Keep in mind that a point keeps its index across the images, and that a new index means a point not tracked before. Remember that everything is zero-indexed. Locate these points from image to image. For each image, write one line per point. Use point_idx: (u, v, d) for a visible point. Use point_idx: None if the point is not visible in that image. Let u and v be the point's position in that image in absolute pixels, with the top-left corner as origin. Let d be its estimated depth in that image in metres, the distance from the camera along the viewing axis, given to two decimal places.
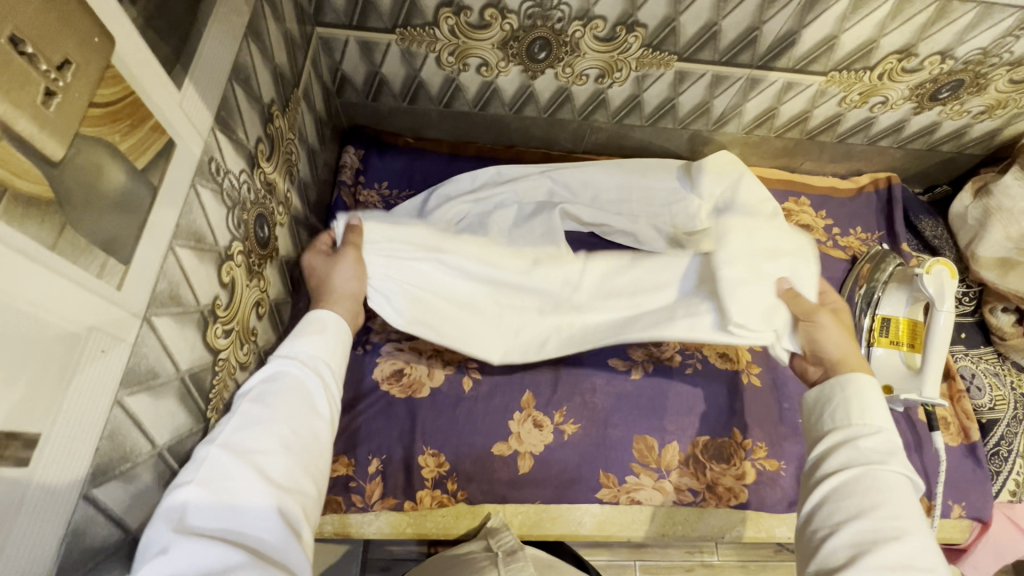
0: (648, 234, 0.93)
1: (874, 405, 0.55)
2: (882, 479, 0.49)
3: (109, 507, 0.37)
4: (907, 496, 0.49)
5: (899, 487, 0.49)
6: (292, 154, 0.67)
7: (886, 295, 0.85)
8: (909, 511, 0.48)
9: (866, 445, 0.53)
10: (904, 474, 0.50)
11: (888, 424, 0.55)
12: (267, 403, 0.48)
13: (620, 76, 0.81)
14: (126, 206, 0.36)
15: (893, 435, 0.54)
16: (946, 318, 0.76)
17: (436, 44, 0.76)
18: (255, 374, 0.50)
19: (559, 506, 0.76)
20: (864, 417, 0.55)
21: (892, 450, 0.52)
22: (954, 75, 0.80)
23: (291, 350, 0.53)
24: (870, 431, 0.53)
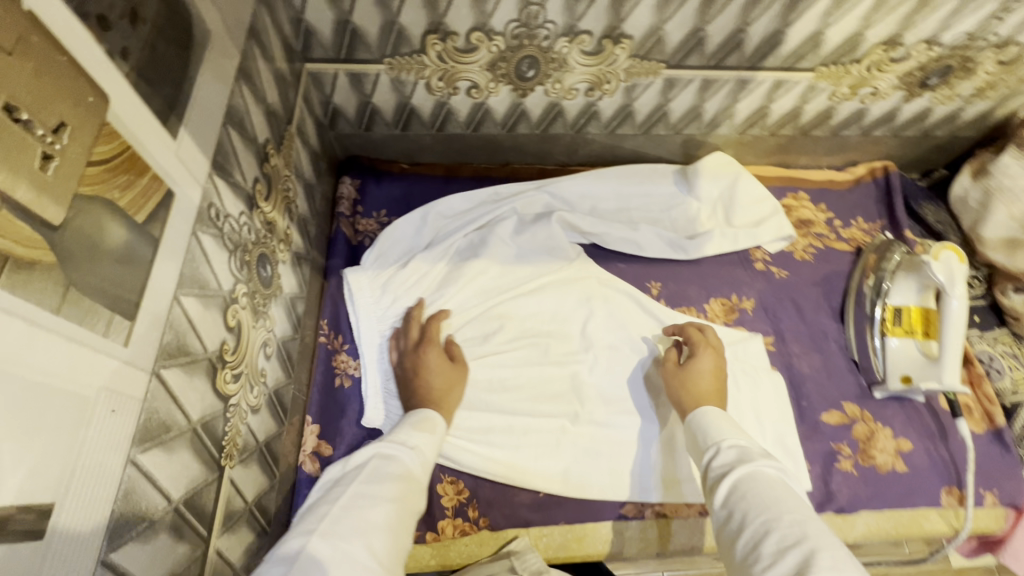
0: (650, 240, 0.92)
1: (712, 423, 0.62)
2: (737, 484, 0.52)
3: (128, 570, 0.36)
4: (769, 483, 0.51)
5: (755, 479, 0.51)
6: (289, 191, 0.67)
7: (891, 281, 0.85)
8: (776, 499, 0.48)
9: (718, 465, 0.56)
10: (755, 465, 0.53)
11: (730, 436, 0.59)
12: (382, 481, 0.52)
13: (610, 88, 0.82)
14: (128, 262, 0.35)
15: (742, 439, 0.58)
16: (960, 307, 0.75)
17: (425, 71, 0.76)
18: (371, 448, 0.56)
19: (584, 525, 0.75)
20: (709, 441, 0.60)
21: (741, 453, 0.56)
22: (942, 60, 0.80)
23: (407, 438, 0.59)
24: (718, 449, 0.58)
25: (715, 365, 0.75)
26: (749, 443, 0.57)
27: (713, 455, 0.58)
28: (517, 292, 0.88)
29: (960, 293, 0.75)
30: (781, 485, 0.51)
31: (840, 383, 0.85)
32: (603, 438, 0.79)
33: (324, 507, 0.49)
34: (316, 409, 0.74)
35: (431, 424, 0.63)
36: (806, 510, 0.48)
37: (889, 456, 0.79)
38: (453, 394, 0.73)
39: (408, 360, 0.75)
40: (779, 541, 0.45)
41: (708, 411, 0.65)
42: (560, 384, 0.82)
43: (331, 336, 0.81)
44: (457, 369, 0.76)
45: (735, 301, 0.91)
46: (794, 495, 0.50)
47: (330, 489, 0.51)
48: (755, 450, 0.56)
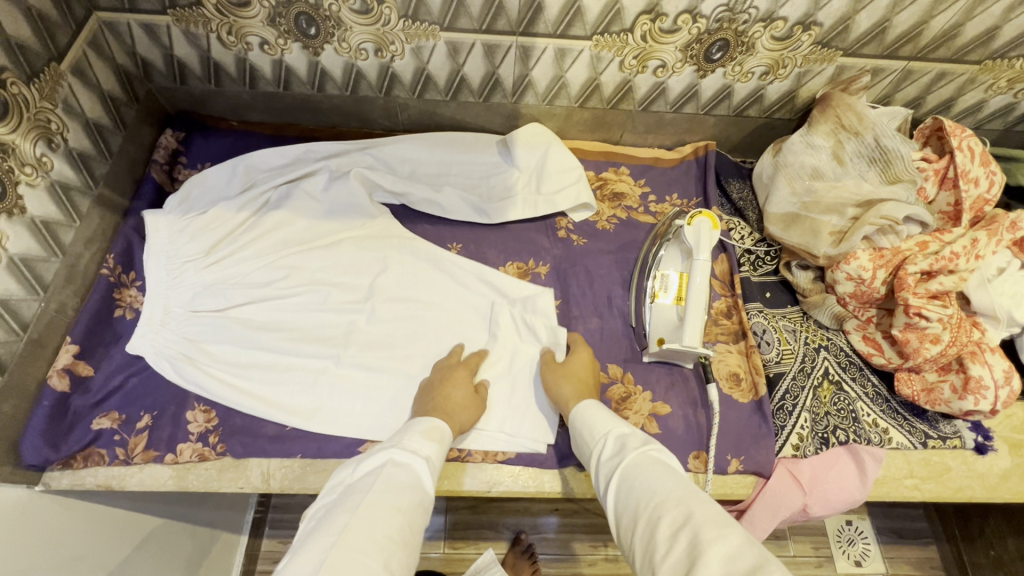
0: (454, 204, 0.96)
1: (594, 419, 0.67)
2: (627, 471, 0.58)
3: None
4: (651, 465, 0.57)
5: (640, 462, 0.58)
6: (49, 123, 0.72)
7: (664, 251, 0.87)
8: (665, 480, 0.54)
9: (608, 458, 0.62)
10: (637, 450, 0.59)
11: (615, 425, 0.65)
12: (396, 492, 0.56)
13: (396, 50, 0.85)
14: None
15: (625, 427, 0.64)
16: (703, 267, 0.78)
17: (210, 23, 0.82)
18: (386, 453, 0.61)
19: (325, 460, 0.78)
20: (597, 438, 0.65)
21: (624, 442, 0.62)
22: (714, 33, 0.82)
23: (417, 447, 0.63)
24: (606, 443, 0.63)
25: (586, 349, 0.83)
26: (631, 430, 0.64)
27: (602, 448, 0.64)
28: (314, 243, 0.92)
29: (705, 254, 0.78)
30: (661, 461, 0.58)
31: (611, 346, 0.87)
32: (362, 380, 0.82)
33: (342, 515, 0.52)
34: (81, 331, 0.78)
35: (437, 434, 0.67)
36: (683, 486, 0.54)
37: (641, 417, 0.81)
38: (462, 416, 0.74)
39: (438, 373, 0.78)
40: (672, 525, 0.50)
41: (588, 406, 0.71)
42: (334, 329, 0.86)
43: (117, 270, 0.84)
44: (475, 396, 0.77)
45: (531, 265, 0.94)
46: (673, 472, 0.56)
47: (348, 496, 0.55)
48: (636, 437, 0.62)
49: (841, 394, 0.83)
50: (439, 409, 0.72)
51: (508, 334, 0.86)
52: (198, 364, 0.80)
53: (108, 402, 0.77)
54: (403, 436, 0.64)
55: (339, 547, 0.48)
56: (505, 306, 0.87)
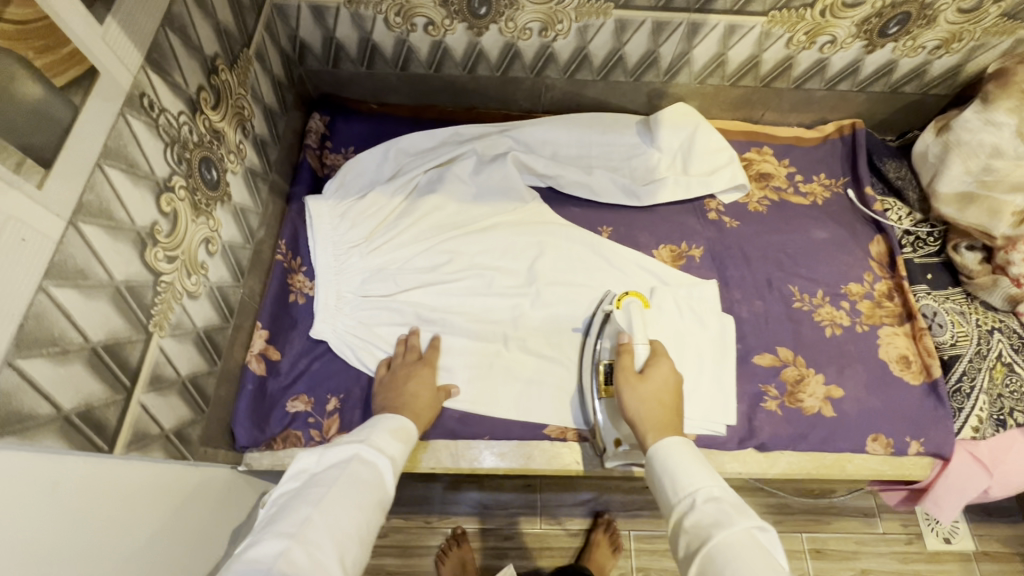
0: (604, 187, 0.95)
1: (677, 464, 0.61)
2: (719, 547, 0.51)
3: (40, 382, 0.42)
4: (748, 555, 0.50)
5: (732, 545, 0.51)
6: (243, 109, 0.72)
7: (604, 340, 0.81)
8: (758, 560, 0.49)
9: (698, 522, 0.55)
10: (728, 530, 0.52)
11: (707, 479, 0.59)
12: (358, 489, 0.55)
13: (563, 28, 0.84)
14: (45, 117, 0.41)
15: (718, 490, 0.58)
16: (643, 350, 0.76)
17: (381, 5, 0.80)
18: (353, 447, 0.59)
19: (510, 442, 0.80)
20: (681, 492, 0.59)
21: (716, 509, 0.55)
22: (898, 7, 0.79)
23: (385, 446, 0.62)
24: (693, 502, 0.57)
25: (672, 378, 0.73)
26: (722, 493, 0.57)
27: (689, 507, 0.57)
28: (472, 227, 0.91)
29: (640, 335, 0.78)
30: (763, 547, 0.51)
31: (778, 329, 0.87)
32: (532, 366, 0.83)
33: (303, 507, 0.52)
34: (268, 315, 0.80)
35: (403, 434, 0.66)
36: (772, 563, 0.49)
37: (817, 400, 0.81)
38: (423, 404, 0.74)
39: (399, 372, 0.77)
40: None
41: (675, 441, 0.64)
42: (501, 313, 0.87)
43: (289, 256, 0.86)
44: (419, 378, 0.77)
45: (684, 248, 0.94)
46: (771, 561, 0.50)
47: (311, 488, 0.54)
48: (730, 504, 0.56)
49: (1015, 376, 0.82)
50: (406, 409, 0.72)
51: (674, 319, 0.85)
52: (376, 349, 0.82)
53: (297, 385, 0.79)
54: (371, 432, 0.63)
55: (303, 535, 0.49)
56: (667, 290, 0.87)
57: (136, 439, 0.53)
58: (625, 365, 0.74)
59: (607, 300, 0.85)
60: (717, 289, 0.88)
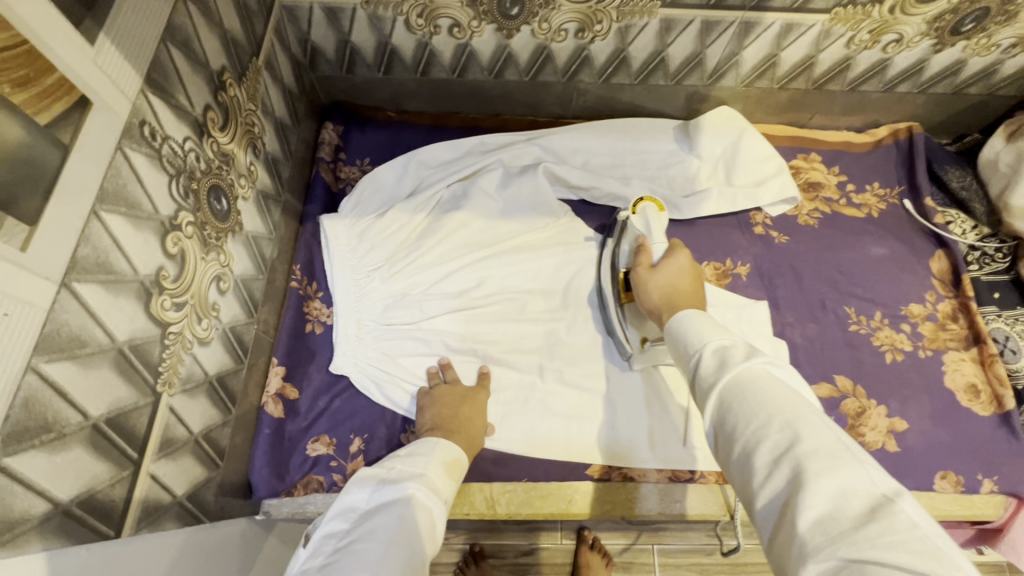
0: (642, 200, 0.88)
1: (689, 327, 0.49)
2: (739, 397, 0.41)
3: (31, 479, 0.35)
4: (763, 393, 0.40)
5: (744, 387, 0.41)
6: (254, 126, 0.65)
7: (622, 247, 0.76)
8: (785, 398, 0.39)
9: (706, 371, 0.44)
10: (741, 369, 0.42)
11: (718, 333, 0.47)
12: (400, 535, 0.45)
13: (601, 29, 0.76)
14: (26, 163, 0.34)
15: (728, 339, 0.45)
16: (660, 247, 0.69)
17: (402, 5, 0.73)
18: (405, 486, 0.50)
19: (549, 483, 0.74)
20: (687, 354, 0.47)
21: (724, 356, 0.44)
22: (976, 2, 0.72)
23: (437, 481, 0.53)
24: (701, 356, 0.45)
25: (689, 265, 0.65)
26: (734, 341, 0.45)
27: (696, 359, 0.46)
28: (501, 246, 0.84)
29: (657, 235, 0.71)
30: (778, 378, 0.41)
31: (835, 356, 0.80)
32: (570, 399, 0.77)
33: (343, 567, 0.42)
34: (283, 350, 0.74)
35: (454, 468, 0.58)
36: (804, 405, 0.39)
37: (880, 435, 0.75)
38: (473, 426, 0.69)
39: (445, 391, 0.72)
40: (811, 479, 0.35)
41: (687, 316, 0.51)
42: (535, 340, 0.80)
43: (305, 281, 0.80)
44: (472, 394, 0.72)
45: (730, 266, 0.86)
46: (794, 394, 0.40)
47: (356, 539, 0.45)
48: (738, 349, 0.44)
49: None
50: (460, 431, 0.66)
51: None
52: (402, 384, 0.75)
53: (318, 424, 0.73)
54: (416, 462, 0.54)
55: None
56: (715, 313, 0.80)
57: (147, 514, 0.47)
58: (638, 261, 0.68)
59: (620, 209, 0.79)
60: (767, 312, 0.82)
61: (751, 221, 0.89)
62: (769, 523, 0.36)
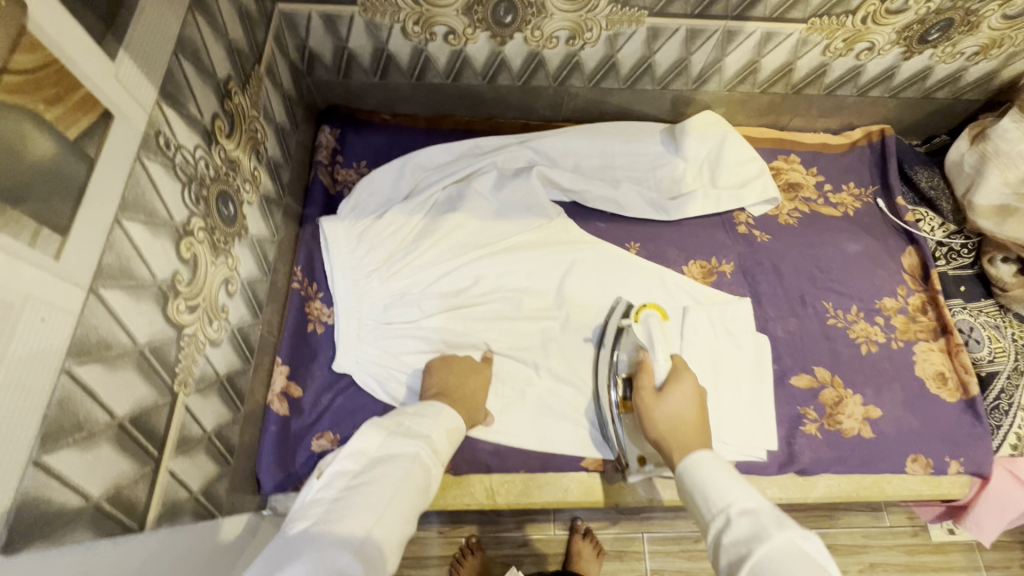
0: (632, 201, 0.92)
1: (712, 480, 0.55)
2: (767, 568, 0.44)
3: (66, 476, 0.37)
4: (789, 565, 0.44)
5: (772, 559, 0.45)
6: (257, 132, 0.67)
7: (621, 352, 0.79)
8: (811, 572, 0.43)
9: (733, 541, 0.49)
10: (768, 539, 0.46)
11: (744, 493, 0.53)
12: (399, 491, 0.48)
13: (592, 37, 0.79)
14: (58, 176, 0.36)
15: (752, 502, 0.51)
16: (664, 367, 0.73)
17: (399, 13, 0.75)
18: (415, 445, 0.52)
19: (545, 474, 0.77)
20: (714, 507, 0.53)
21: (752, 521, 0.49)
22: (942, 14, 0.76)
23: (437, 441, 0.55)
24: (727, 518, 0.51)
25: (693, 392, 0.69)
26: (757, 505, 0.51)
27: (723, 524, 0.51)
28: (497, 247, 0.86)
29: (660, 352, 0.75)
30: (807, 551, 0.45)
31: (814, 348, 0.85)
32: (565, 393, 0.80)
33: (342, 512, 0.45)
34: (286, 350, 0.77)
35: (455, 433, 0.59)
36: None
37: (856, 422, 0.80)
38: (475, 400, 0.72)
39: (453, 361, 0.75)
40: None
41: (702, 457, 0.59)
42: (530, 337, 0.83)
43: (305, 283, 0.82)
44: (477, 368, 0.75)
45: (715, 263, 0.91)
46: (819, 568, 0.43)
47: (366, 481, 0.47)
48: (768, 516, 0.49)
49: None
50: (461, 402, 0.69)
51: (709, 340, 0.82)
52: (403, 381, 0.77)
53: (322, 421, 0.75)
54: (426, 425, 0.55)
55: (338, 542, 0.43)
56: (701, 310, 0.84)
57: (166, 510, 0.49)
58: (642, 383, 0.71)
59: (620, 310, 0.82)
60: (750, 307, 0.86)
61: (735, 220, 0.94)
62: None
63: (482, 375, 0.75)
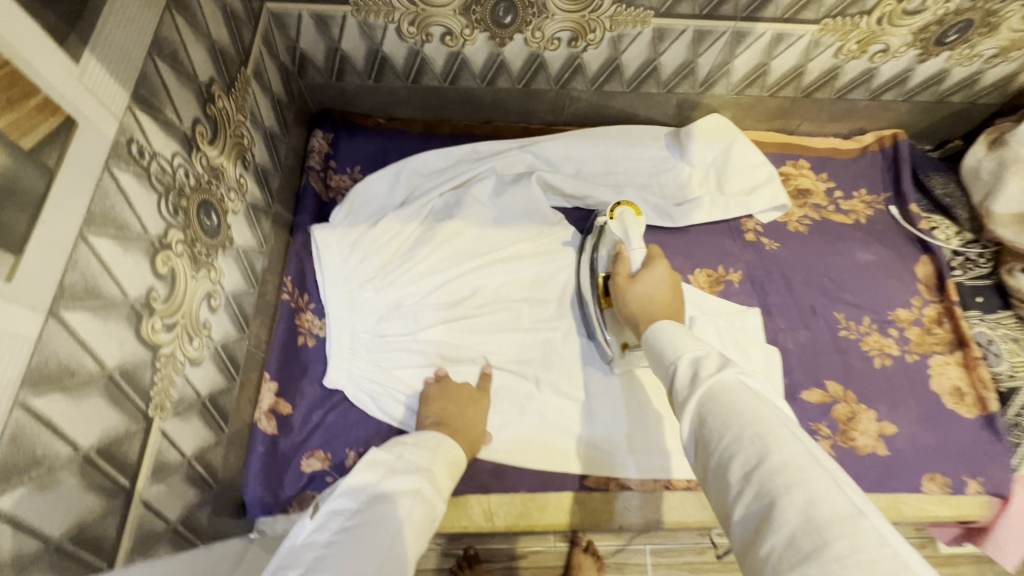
0: (636, 207, 0.88)
1: (665, 337, 0.48)
2: (716, 410, 0.39)
3: (21, 518, 0.34)
4: (733, 402, 0.38)
5: (715, 398, 0.39)
6: (243, 138, 0.64)
7: (600, 251, 0.77)
8: (749, 408, 0.37)
9: (678, 386, 0.43)
10: (711, 382, 0.40)
11: (693, 342, 0.46)
12: (399, 535, 0.44)
13: (595, 38, 0.76)
14: (10, 190, 0.32)
15: (701, 348, 0.45)
16: (637, 254, 0.69)
17: (394, 14, 0.71)
18: (415, 482, 0.49)
19: (546, 494, 0.74)
20: (664, 364, 0.46)
21: (699, 363, 0.43)
22: (961, 15, 0.73)
23: (436, 475, 0.52)
24: (674, 367, 0.45)
25: (666, 276, 0.65)
26: (706, 350, 0.44)
27: (671, 370, 0.45)
28: (496, 256, 0.83)
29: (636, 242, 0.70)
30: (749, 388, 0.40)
31: (826, 362, 0.81)
32: (567, 409, 0.77)
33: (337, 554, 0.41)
34: (275, 364, 0.74)
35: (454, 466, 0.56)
36: (775, 413, 0.37)
37: (870, 439, 0.76)
38: (474, 431, 0.68)
39: (450, 388, 0.71)
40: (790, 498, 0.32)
41: (664, 327, 0.51)
42: (530, 350, 0.80)
43: (296, 293, 0.79)
44: (476, 397, 0.72)
45: (722, 272, 0.87)
46: (763, 402, 0.38)
47: (366, 519, 0.44)
48: (711, 359, 0.43)
49: None
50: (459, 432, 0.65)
51: (716, 352, 0.79)
52: (397, 397, 0.74)
53: (313, 439, 0.72)
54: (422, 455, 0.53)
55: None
56: (708, 321, 0.81)
57: (139, 543, 0.46)
58: (616, 271, 0.68)
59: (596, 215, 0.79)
60: (758, 318, 0.82)
61: (743, 227, 0.90)
62: (742, 545, 0.34)
63: (480, 402, 0.72)
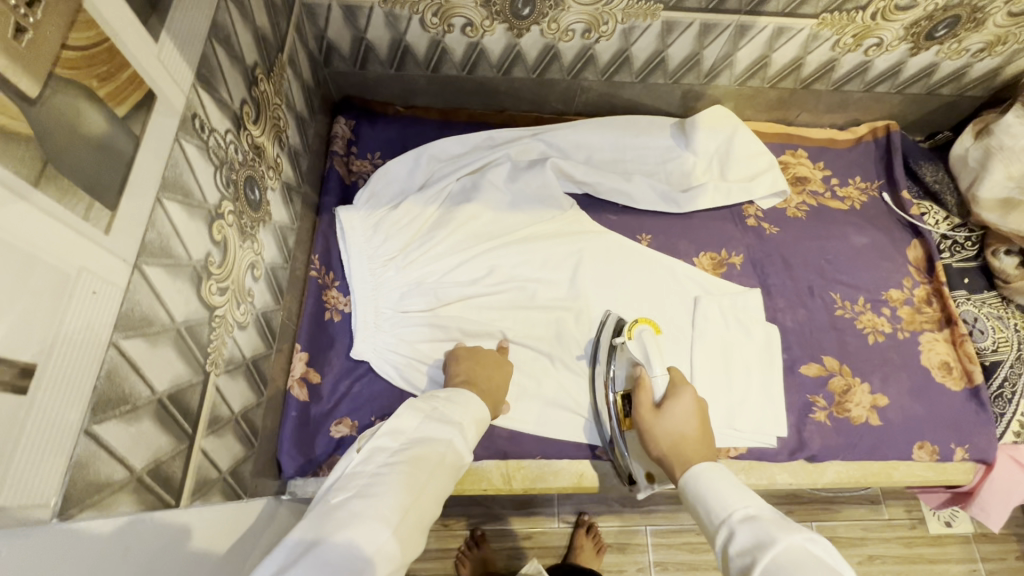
0: (643, 193, 0.93)
1: (712, 489, 0.56)
2: (774, 570, 0.43)
3: (112, 446, 0.38)
4: (796, 560, 0.43)
5: (782, 556, 0.44)
6: (280, 120, 0.68)
7: (617, 367, 0.78)
8: (813, 567, 0.42)
9: (738, 548, 0.48)
10: (774, 540, 0.45)
11: (748, 500, 0.53)
12: (434, 475, 0.49)
13: (607, 30, 0.80)
14: (106, 151, 0.37)
15: (754, 508, 0.51)
16: (661, 384, 0.72)
17: (419, 5, 0.75)
18: (450, 431, 0.53)
19: (561, 461, 0.78)
20: (716, 519, 0.53)
21: (756, 527, 0.48)
22: (949, 11, 0.78)
23: (468, 428, 0.56)
24: (731, 527, 0.50)
25: (693, 406, 0.69)
26: (758, 509, 0.51)
27: (729, 534, 0.50)
28: (511, 237, 0.87)
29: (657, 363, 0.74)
30: (811, 551, 0.44)
31: (822, 338, 0.86)
32: (579, 382, 0.81)
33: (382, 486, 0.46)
34: (305, 337, 0.78)
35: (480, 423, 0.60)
36: (835, 573, 0.41)
37: (864, 410, 0.82)
38: (497, 394, 0.73)
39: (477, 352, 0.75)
40: None
41: (704, 470, 0.59)
42: (544, 326, 0.84)
43: (323, 271, 0.83)
44: (499, 361, 0.76)
45: (725, 255, 0.92)
46: (827, 565, 0.42)
47: (407, 457, 0.49)
48: (770, 520, 0.48)
49: None
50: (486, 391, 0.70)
51: (720, 329, 0.84)
52: (419, 368, 0.78)
53: (341, 408, 0.76)
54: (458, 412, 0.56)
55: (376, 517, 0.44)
56: (712, 300, 0.86)
57: (197, 487, 0.50)
58: (641, 402, 0.70)
59: (611, 327, 0.81)
60: (759, 298, 0.87)
61: (744, 212, 0.95)
62: None
63: (502, 367, 0.76)
